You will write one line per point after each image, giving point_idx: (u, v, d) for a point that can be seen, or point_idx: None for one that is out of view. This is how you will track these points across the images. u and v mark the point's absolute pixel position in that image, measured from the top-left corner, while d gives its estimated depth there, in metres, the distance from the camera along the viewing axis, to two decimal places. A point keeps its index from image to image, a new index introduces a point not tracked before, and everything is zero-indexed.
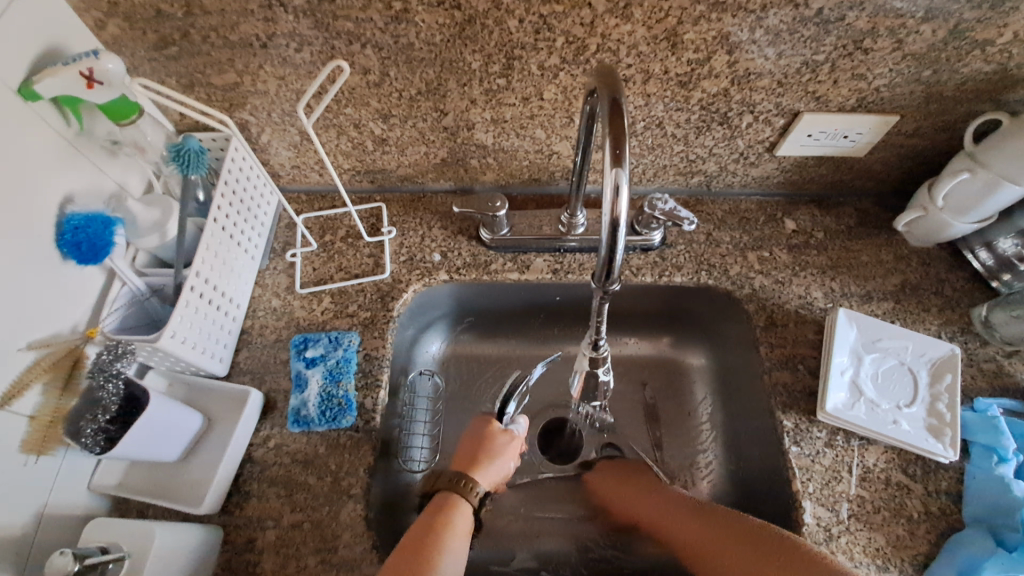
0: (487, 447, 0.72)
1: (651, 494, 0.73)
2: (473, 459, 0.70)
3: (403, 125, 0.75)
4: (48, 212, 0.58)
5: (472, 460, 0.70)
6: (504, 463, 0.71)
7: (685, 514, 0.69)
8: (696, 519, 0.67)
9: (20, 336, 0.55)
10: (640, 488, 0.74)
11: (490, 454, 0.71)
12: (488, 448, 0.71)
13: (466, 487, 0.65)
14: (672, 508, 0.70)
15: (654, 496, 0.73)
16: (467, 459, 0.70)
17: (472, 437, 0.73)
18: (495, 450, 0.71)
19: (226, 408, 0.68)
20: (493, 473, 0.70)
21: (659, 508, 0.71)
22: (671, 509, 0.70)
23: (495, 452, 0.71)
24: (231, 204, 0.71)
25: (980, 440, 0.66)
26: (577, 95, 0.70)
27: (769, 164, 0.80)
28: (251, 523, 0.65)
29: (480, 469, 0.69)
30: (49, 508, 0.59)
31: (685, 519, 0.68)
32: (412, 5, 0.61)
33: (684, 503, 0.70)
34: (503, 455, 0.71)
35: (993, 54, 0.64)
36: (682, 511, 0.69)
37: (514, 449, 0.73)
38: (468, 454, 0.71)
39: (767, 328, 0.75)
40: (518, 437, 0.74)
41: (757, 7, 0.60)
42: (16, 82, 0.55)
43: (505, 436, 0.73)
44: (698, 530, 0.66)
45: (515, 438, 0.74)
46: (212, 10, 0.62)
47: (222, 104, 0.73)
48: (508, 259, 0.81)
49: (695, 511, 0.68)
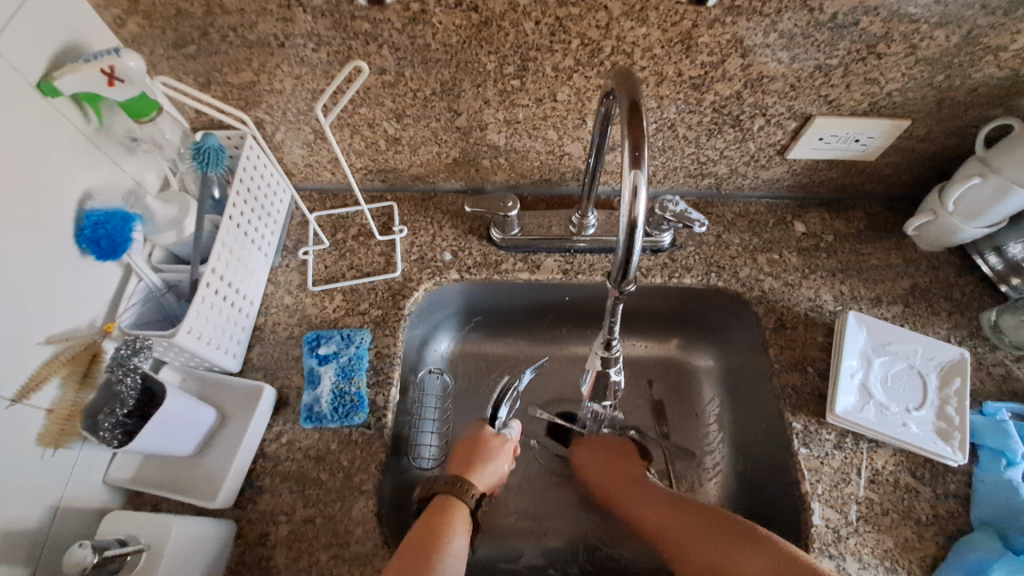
0: (481, 451, 0.72)
1: (641, 486, 0.74)
2: (468, 464, 0.71)
3: (417, 125, 0.75)
4: (67, 208, 0.59)
5: (467, 465, 0.70)
6: (499, 466, 0.72)
7: (671, 509, 0.69)
8: (683, 515, 0.67)
9: (40, 331, 0.56)
10: (628, 480, 0.75)
11: (484, 457, 0.72)
12: (482, 452, 0.72)
13: (461, 489, 0.66)
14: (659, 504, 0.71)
15: (642, 489, 0.74)
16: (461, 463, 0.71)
17: (467, 441, 0.74)
18: (489, 454, 0.72)
19: (239, 404, 0.69)
20: (488, 476, 0.70)
21: (646, 502, 0.72)
22: (659, 504, 0.71)
23: (489, 455, 0.72)
24: (246, 202, 0.71)
25: (988, 443, 0.66)
26: (590, 97, 0.71)
27: (780, 167, 0.80)
28: (264, 517, 0.65)
29: (475, 473, 0.69)
30: (65, 500, 0.59)
31: (671, 513, 0.68)
32: (429, 6, 0.61)
33: (672, 499, 0.71)
34: (497, 458, 0.72)
35: (1006, 59, 0.64)
36: (669, 507, 0.70)
37: (509, 452, 0.74)
38: (463, 458, 0.72)
39: (777, 330, 0.76)
40: (511, 440, 0.75)
41: (772, 11, 0.60)
42: (37, 78, 0.55)
43: (499, 441, 0.73)
44: (684, 525, 0.66)
45: (509, 442, 0.74)
46: (231, 10, 0.63)
47: (238, 102, 0.73)
48: (518, 259, 0.82)
49: (683, 507, 0.68)
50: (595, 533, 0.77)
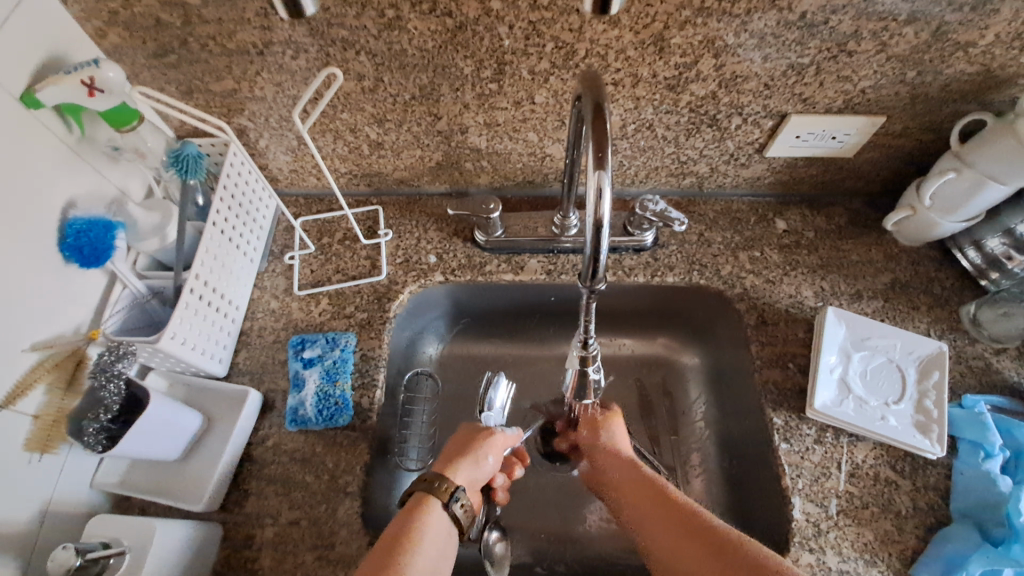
0: (470, 446, 0.67)
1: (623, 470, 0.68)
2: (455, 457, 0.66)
3: (399, 130, 0.76)
4: (51, 217, 0.60)
5: (450, 459, 0.66)
6: (486, 460, 0.67)
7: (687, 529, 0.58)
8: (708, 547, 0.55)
9: (25, 338, 0.57)
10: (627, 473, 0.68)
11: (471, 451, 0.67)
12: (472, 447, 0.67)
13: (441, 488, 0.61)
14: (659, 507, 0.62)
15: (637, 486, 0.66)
16: (445, 460, 0.66)
17: (457, 441, 0.69)
18: (473, 450, 0.67)
19: (224, 407, 0.70)
20: (476, 473, 0.66)
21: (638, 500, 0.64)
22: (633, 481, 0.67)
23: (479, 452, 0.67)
24: (230, 208, 0.72)
25: (966, 435, 0.67)
26: (567, 99, 0.71)
27: (759, 165, 0.81)
28: (250, 520, 0.66)
29: (458, 469, 0.65)
30: (53, 505, 0.60)
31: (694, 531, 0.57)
32: (404, 12, 0.62)
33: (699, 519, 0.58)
34: (479, 454, 0.67)
35: (975, 55, 0.65)
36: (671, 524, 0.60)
37: (494, 447, 0.68)
38: (451, 453, 0.67)
39: (758, 326, 0.76)
40: (500, 435, 0.70)
41: (742, 12, 0.61)
42: (19, 90, 0.56)
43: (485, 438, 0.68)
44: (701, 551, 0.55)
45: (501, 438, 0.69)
46: (210, 19, 0.64)
47: (221, 110, 0.74)
48: (502, 260, 0.82)
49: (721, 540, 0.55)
50: (581, 532, 0.77)
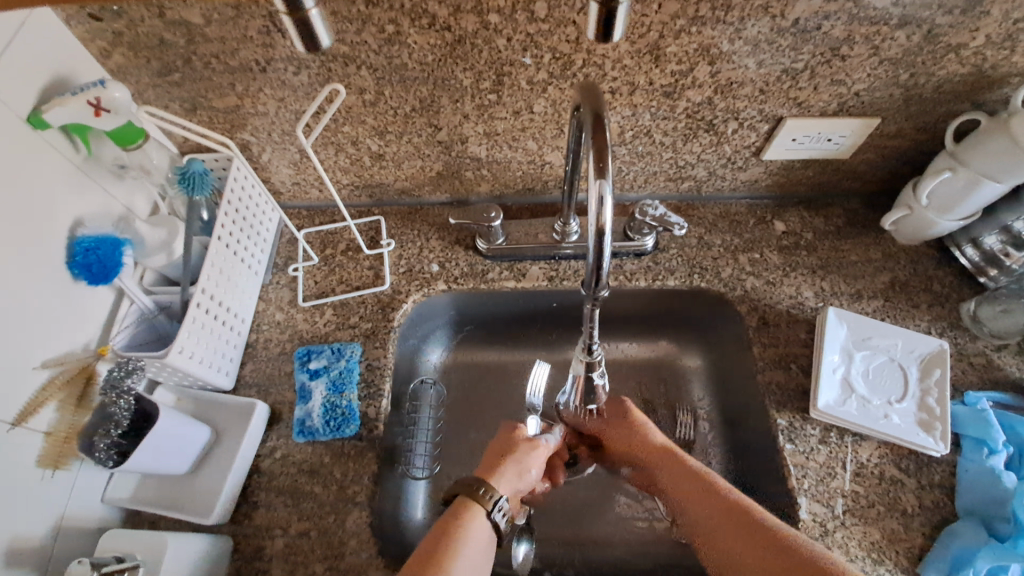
0: (515, 456, 0.68)
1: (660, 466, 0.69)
2: (493, 467, 0.66)
3: (399, 141, 0.77)
4: (60, 237, 0.61)
5: (494, 467, 0.66)
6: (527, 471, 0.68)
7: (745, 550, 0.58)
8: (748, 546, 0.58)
9: (36, 356, 0.58)
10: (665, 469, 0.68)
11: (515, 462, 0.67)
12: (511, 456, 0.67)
13: (482, 494, 0.60)
14: (713, 514, 0.62)
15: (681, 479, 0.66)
16: (488, 468, 0.66)
17: (498, 448, 0.69)
18: (518, 459, 0.67)
19: (233, 420, 0.70)
20: (516, 483, 0.66)
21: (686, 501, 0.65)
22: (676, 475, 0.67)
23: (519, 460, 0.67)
24: (234, 222, 0.73)
25: (970, 433, 0.67)
26: (565, 108, 0.72)
27: (757, 169, 0.82)
28: (260, 532, 0.66)
29: (500, 477, 0.65)
30: (65, 521, 0.61)
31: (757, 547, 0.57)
32: (404, 27, 0.63)
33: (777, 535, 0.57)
34: (524, 465, 0.67)
35: (968, 57, 0.66)
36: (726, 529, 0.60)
37: (536, 460, 0.69)
38: (494, 462, 0.67)
39: (760, 328, 0.77)
40: (541, 448, 0.70)
41: (735, 19, 0.62)
42: (26, 111, 0.57)
43: (528, 443, 0.69)
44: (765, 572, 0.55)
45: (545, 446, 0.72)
46: (213, 38, 0.65)
47: (224, 126, 0.75)
48: (504, 268, 0.83)
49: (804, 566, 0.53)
50: (589, 536, 0.77)
